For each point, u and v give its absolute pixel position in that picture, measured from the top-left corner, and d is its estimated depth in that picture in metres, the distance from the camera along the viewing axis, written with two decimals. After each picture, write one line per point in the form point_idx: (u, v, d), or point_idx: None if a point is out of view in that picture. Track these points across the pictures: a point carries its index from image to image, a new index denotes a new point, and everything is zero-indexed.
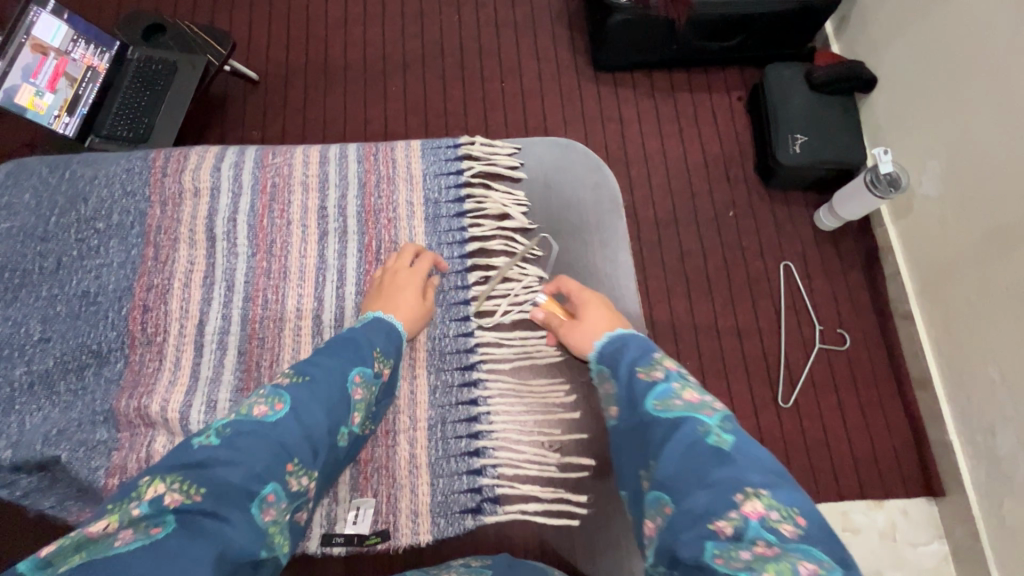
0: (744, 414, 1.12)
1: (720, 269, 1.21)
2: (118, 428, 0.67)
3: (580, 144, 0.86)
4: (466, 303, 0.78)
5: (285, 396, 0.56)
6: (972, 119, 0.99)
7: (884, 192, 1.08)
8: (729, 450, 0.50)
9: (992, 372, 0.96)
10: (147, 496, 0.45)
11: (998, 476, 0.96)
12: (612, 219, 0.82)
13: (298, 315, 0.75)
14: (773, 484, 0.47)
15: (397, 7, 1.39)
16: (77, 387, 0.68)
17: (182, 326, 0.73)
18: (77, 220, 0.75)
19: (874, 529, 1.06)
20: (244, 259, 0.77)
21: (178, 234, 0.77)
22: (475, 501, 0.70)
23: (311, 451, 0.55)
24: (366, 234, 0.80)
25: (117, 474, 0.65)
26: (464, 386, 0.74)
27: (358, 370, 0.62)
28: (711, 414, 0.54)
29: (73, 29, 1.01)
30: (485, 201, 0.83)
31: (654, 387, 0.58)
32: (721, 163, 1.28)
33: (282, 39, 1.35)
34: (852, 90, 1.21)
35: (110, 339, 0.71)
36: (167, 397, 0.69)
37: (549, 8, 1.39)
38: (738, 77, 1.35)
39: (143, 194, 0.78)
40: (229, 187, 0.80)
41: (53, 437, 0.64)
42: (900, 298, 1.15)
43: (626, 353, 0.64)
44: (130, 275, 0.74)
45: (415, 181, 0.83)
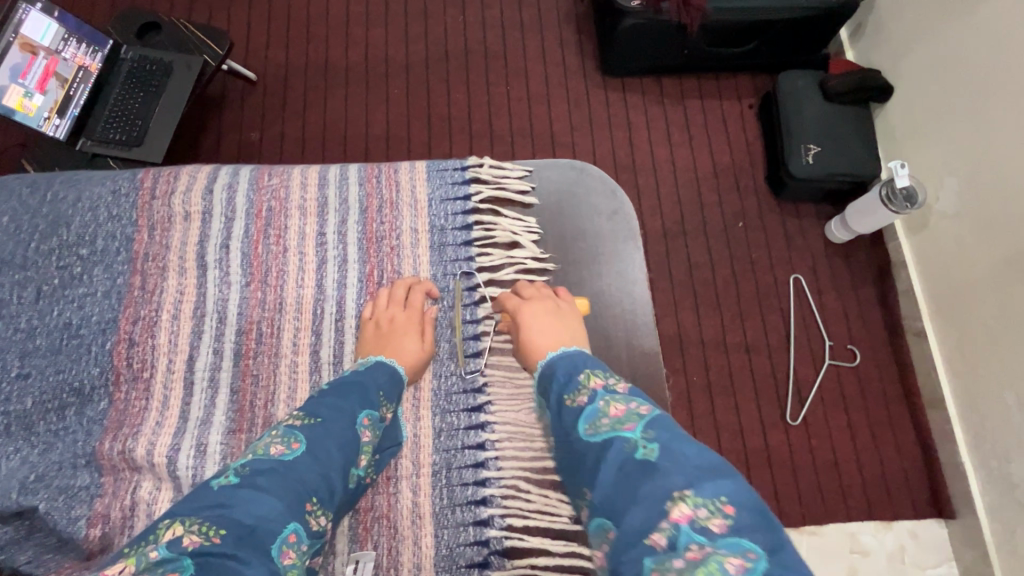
0: (751, 434, 1.09)
1: (729, 283, 1.18)
2: (101, 472, 0.65)
3: (595, 167, 0.83)
4: (476, 339, 0.75)
5: (301, 435, 0.55)
6: (994, 142, 0.96)
7: (900, 207, 1.05)
8: (656, 460, 0.49)
9: (1007, 398, 0.94)
10: (165, 538, 0.43)
11: (1013, 502, 0.94)
12: (628, 251, 0.80)
13: (294, 347, 0.72)
14: (699, 481, 0.46)
15: (400, 7, 1.35)
16: (58, 427, 0.65)
17: (170, 361, 0.70)
18: (59, 246, 0.71)
19: (883, 552, 1.03)
20: (238, 289, 0.74)
21: (167, 262, 0.74)
22: (482, 555, 0.67)
23: (329, 490, 0.54)
24: (367, 263, 0.77)
25: (98, 523, 0.62)
26: (471, 430, 0.71)
27: (366, 414, 0.61)
28: (635, 425, 0.53)
29: (64, 28, 0.97)
30: (495, 228, 0.80)
31: (581, 411, 0.57)
32: (731, 173, 1.25)
33: (281, 39, 1.31)
34: (867, 100, 1.18)
35: (93, 375, 0.68)
36: (153, 439, 0.66)
37: (556, 11, 1.36)
38: (749, 85, 1.31)
39: (131, 218, 0.74)
40: (222, 211, 0.76)
41: (30, 485, 0.61)
42: (913, 315, 1.13)
43: (554, 378, 0.64)
44: (114, 305, 0.71)
45: (420, 207, 0.80)
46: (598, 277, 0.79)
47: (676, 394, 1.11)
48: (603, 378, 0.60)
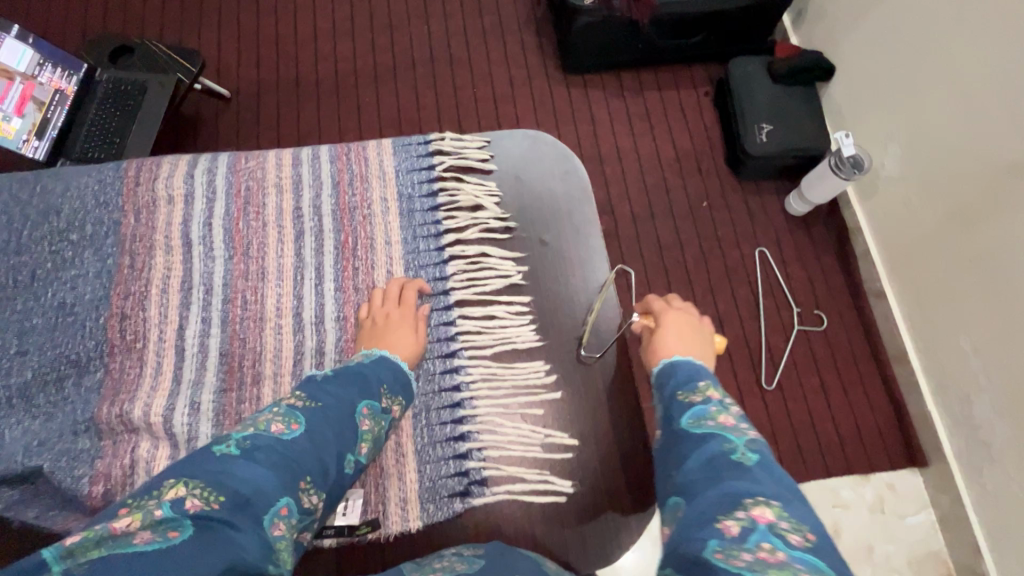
0: (729, 398, 1.14)
1: (698, 258, 1.24)
2: (101, 436, 0.67)
3: (547, 134, 0.88)
4: (445, 293, 0.79)
5: (300, 418, 0.57)
6: (925, 110, 1.03)
7: (848, 173, 1.12)
8: (751, 466, 0.48)
9: (963, 344, 1.01)
10: (168, 497, 0.44)
11: (976, 442, 1.00)
12: (582, 206, 0.85)
13: (278, 311, 0.75)
14: (785, 500, 0.44)
15: (365, 21, 1.40)
16: (57, 398, 0.68)
17: (161, 332, 0.73)
18: (50, 231, 0.74)
19: (863, 503, 1.09)
20: (222, 262, 0.77)
21: (153, 241, 0.76)
22: (463, 485, 0.72)
23: (322, 471, 0.55)
24: (342, 232, 0.80)
25: (101, 481, 0.64)
26: (446, 373, 0.76)
27: (366, 404, 0.63)
28: (742, 434, 0.52)
29: (39, 54, 1.01)
30: (458, 193, 0.84)
31: (691, 407, 0.57)
32: (692, 156, 1.32)
33: (253, 56, 1.36)
34: (811, 79, 1.25)
35: (89, 347, 0.70)
36: (149, 401, 0.69)
37: (515, 16, 1.42)
38: (704, 73, 1.39)
39: (116, 204, 0.77)
40: (203, 192, 0.80)
41: (33, 448, 0.64)
42: (872, 276, 1.19)
43: (673, 376, 0.63)
44: (106, 283, 0.73)
45: (388, 178, 0.84)
46: (557, 236, 0.83)
47: None
48: (721, 394, 0.59)
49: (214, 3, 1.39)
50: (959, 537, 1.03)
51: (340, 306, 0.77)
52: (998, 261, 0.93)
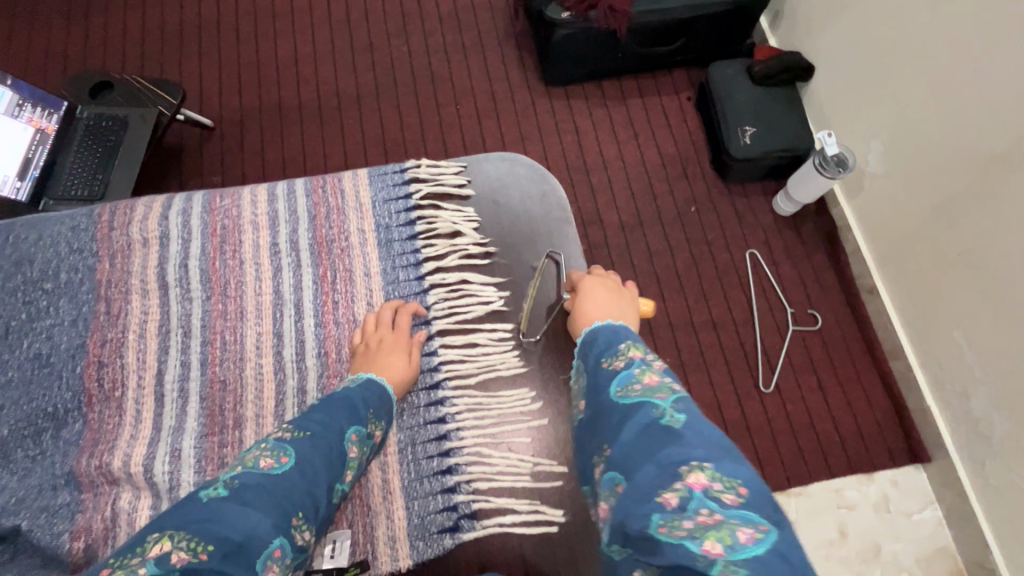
0: (727, 406, 1.13)
1: (688, 264, 1.23)
2: (80, 489, 0.65)
3: (523, 156, 0.88)
4: (427, 323, 0.79)
5: (290, 450, 0.56)
6: (902, 104, 1.04)
7: (834, 172, 1.12)
8: (680, 427, 0.50)
9: (957, 336, 1.00)
10: (152, 554, 0.42)
11: (975, 435, 1.00)
12: (562, 226, 0.85)
13: (258, 352, 0.75)
14: (717, 458, 0.47)
15: (346, 42, 1.41)
16: (35, 453, 0.66)
17: (140, 378, 0.72)
18: (24, 283, 0.73)
19: (868, 503, 1.08)
20: (199, 304, 0.76)
21: (129, 286, 0.76)
22: (452, 520, 0.71)
23: (313, 505, 0.54)
24: (320, 266, 0.80)
25: (82, 536, 0.63)
26: (431, 406, 0.75)
27: (352, 430, 0.62)
28: (666, 395, 0.54)
29: (18, 94, 1.01)
30: (436, 221, 0.84)
31: (616, 374, 0.59)
32: (677, 162, 1.32)
33: (234, 85, 1.36)
34: (790, 80, 1.26)
35: (66, 400, 0.69)
36: (129, 451, 0.67)
37: (495, 31, 1.43)
38: (685, 78, 1.39)
39: (91, 250, 0.77)
40: (178, 234, 0.79)
41: (11, 506, 0.62)
42: (864, 273, 1.18)
43: (594, 344, 0.66)
44: (82, 331, 0.73)
45: (365, 209, 0.84)
46: (537, 256, 0.83)
47: None
48: (642, 353, 0.62)
49: (194, 34, 1.39)
50: (966, 532, 1.02)
51: (321, 342, 0.76)
52: (978, 239, 0.94)
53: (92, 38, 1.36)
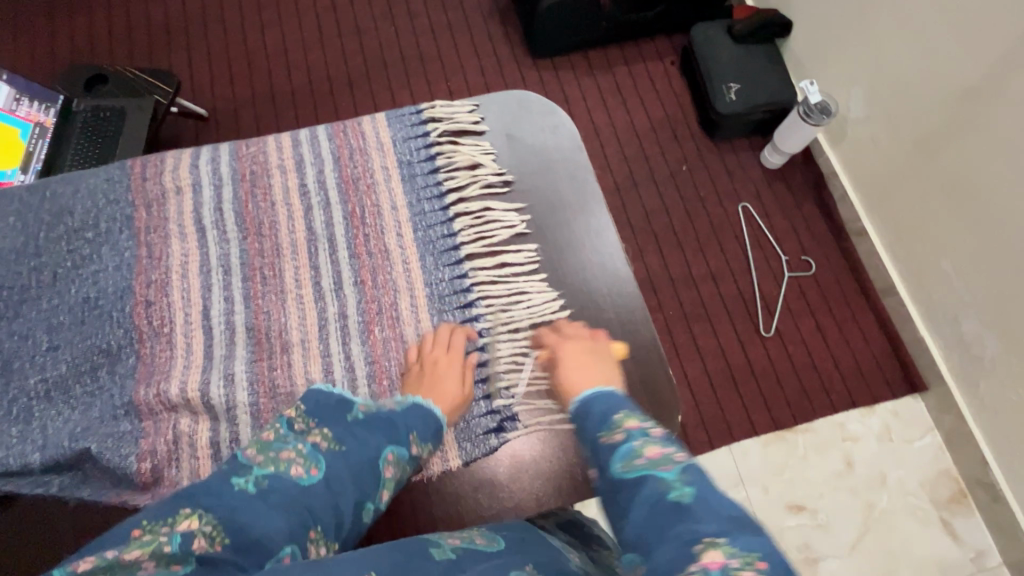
0: (731, 351, 1.17)
1: (684, 221, 1.27)
2: (141, 418, 0.64)
3: (532, 93, 0.84)
4: (455, 249, 0.76)
5: (322, 463, 0.52)
6: (875, 49, 1.09)
7: (818, 119, 1.17)
8: (691, 504, 0.41)
9: (945, 266, 1.05)
10: (180, 528, 0.41)
11: (969, 358, 1.05)
12: (576, 156, 0.80)
13: (298, 285, 0.72)
14: (732, 531, 0.40)
15: (333, 29, 1.42)
16: (93, 388, 0.65)
17: (187, 314, 0.69)
18: (66, 232, 0.71)
19: (872, 434, 1.13)
20: (236, 243, 0.73)
21: (168, 230, 0.73)
22: (496, 421, 0.68)
23: (336, 520, 0.49)
24: (349, 203, 0.77)
25: (148, 458, 0.63)
26: (464, 322, 0.72)
27: (392, 449, 0.56)
28: (676, 462, 0.45)
29: (15, 89, 1.01)
30: (455, 154, 0.80)
31: (615, 449, 0.49)
32: (667, 124, 1.35)
33: (225, 75, 1.37)
34: (770, 38, 1.30)
35: (118, 337, 0.67)
36: (184, 377, 0.66)
37: (480, 8, 1.45)
38: (668, 44, 1.43)
39: (127, 200, 0.74)
40: (209, 180, 0.76)
41: (78, 433, 0.62)
42: (853, 218, 1.23)
43: (589, 416, 0.54)
44: (126, 274, 0.70)
45: (386, 148, 0.80)
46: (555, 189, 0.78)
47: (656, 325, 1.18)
48: (639, 420, 0.51)
49: (181, 28, 1.40)
50: (967, 452, 1.08)
51: (357, 272, 0.73)
52: (964, 166, 0.98)
53: (80, 36, 1.36)
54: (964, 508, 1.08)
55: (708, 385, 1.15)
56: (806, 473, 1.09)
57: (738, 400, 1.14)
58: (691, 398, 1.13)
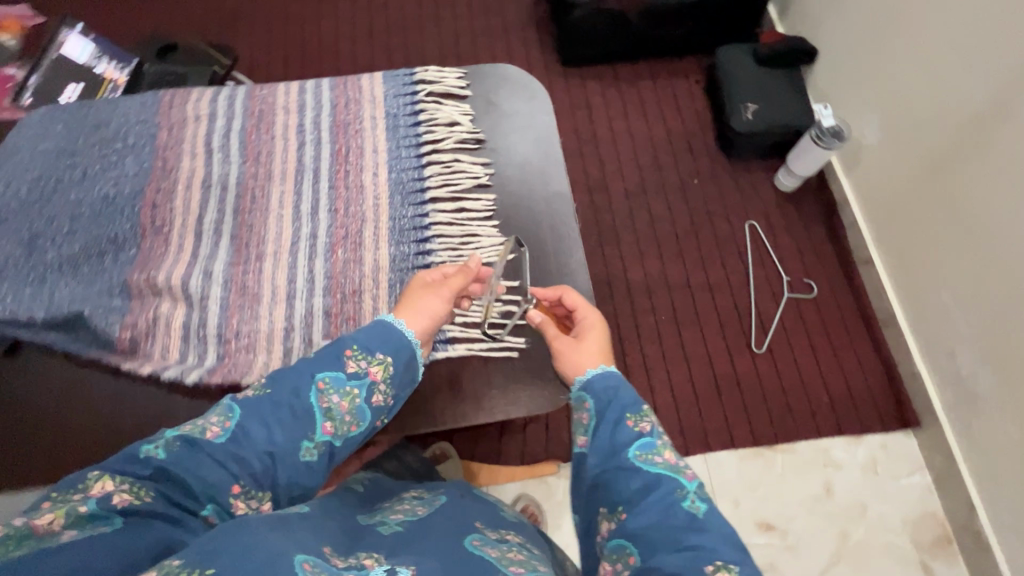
0: (719, 361, 1.18)
1: (689, 231, 1.29)
2: (130, 297, 0.69)
3: (513, 67, 0.86)
4: (421, 191, 0.77)
5: (238, 413, 0.50)
6: (892, 76, 1.10)
7: (830, 143, 1.18)
8: (705, 519, 0.46)
9: (944, 297, 1.03)
10: (94, 492, 0.42)
11: (963, 395, 1.01)
12: (545, 125, 0.82)
13: (282, 207, 0.76)
14: (742, 558, 0.44)
15: (382, 24, 1.54)
16: (97, 269, 0.69)
17: (184, 220, 0.74)
18: (100, 140, 0.76)
19: (855, 464, 1.10)
20: (237, 167, 0.78)
21: (181, 149, 0.77)
22: None
23: (264, 467, 0.48)
24: (337, 143, 0.79)
25: (129, 328, 0.67)
26: (419, 256, 0.74)
27: (322, 376, 0.54)
28: (691, 477, 0.49)
29: (99, 49, 1.19)
30: (437, 113, 0.82)
31: (639, 437, 0.52)
32: (684, 138, 1.39)
33: (279, 56, 1.50)
34: (794, 62, 1.32)
35: (124, 230, 0.72)
36: (174, 268, 0.70)
37: (518, 16, 1.54)
38: (695, 63, 1.47)
39: (154, 120, 0.79)
40: (223, 113, 0.80)
41: (77, 297, 0.67)
42: (860, 244, 1.22)
43: (617, 395, 0.56)
44: (141, 181, 0.75)
45: (377, 101, 0.82)
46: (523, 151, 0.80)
47: (645, 326, 1.20)
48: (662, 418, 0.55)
49: (249, 12, 1.56)
50: (955, 494, 1.03)
51: (333, 200, 0.76)
52: (971, 204, 0.97)
53: (163, 13, 1.54)
54: (948, 553, 1.03)
55: (691, 392, 1.15)
56: (781, 492, 1.08)
57: (719, 409, 1.14)
58: (671, 405, 1.13)
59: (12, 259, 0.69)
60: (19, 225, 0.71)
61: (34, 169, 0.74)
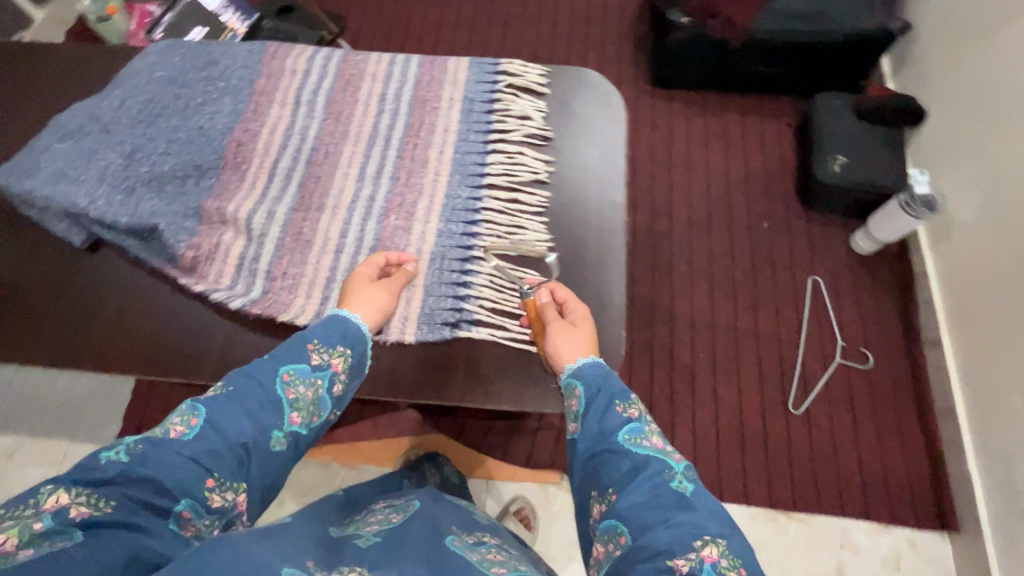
0: (749, 412, 1.13)
1: (746, 274, 1.25)
2: (200, 222, 0.75)
3: (596, 72, 0.86)
4: (479, 176, 0.79)
5: (203, 411, 0.51)
6: (1000, 156, 1.01)
7: (919, 212, 1.10)
8: (692, 497, 0.49)
9: (1014, 401, 0.94)
10: (48, 507, 0.39)
11: (1015, 510, 0.92)
12: (613, 134, 0.81)
13: (350, 167, 0.80)
14: (727, 534, 0.47)
15: (484, 17, 1.58)
16: (177, 190, 0.76)
17: (262, 162, 0.79)
18: (207, 77, 0.83)
19: (877, 553, 1.02)
20: (318, 122, 0.83)
21: (273, 97, 0.83)
22: (455, 318, 0.72)
23: (236, 458, 0.50)
24: (412, 116, 0.83)
25: (193, 248, 0.72)
26: (464, 236, 0.76)
27: (285, 370, 0.58)
28: (678, 459, 0.53)
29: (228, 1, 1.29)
30: (511, 105, 0.83)
31: (628, 422, 0.56)
32: (762, 179, 1.34)
33: (382, 32, 1.58)
34: (898, 122, 1.24)
35: (208, 158, 0.78)
36: (244, 203, 0.76)
37: (617, 30, 1.54)
38: (789, 106, 1.42)
39: (256, 68, 0.85)
40: (317, 71, 0.86)
41: (154, 212, 0.73)
42: (931, 325, 1.14)
43: (606, 384, 0.61)
44: (232, 119, 0.81)
45: (459, 84, 0.85)
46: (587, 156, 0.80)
47: (680, 361, 1.17)
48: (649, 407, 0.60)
49: None
50: None
51: (396, 169, 0.80)
52: None
53: None
54: None
55: (712, 437, 1.11)
56: (789, 561, 1.01)
57: (738, 459, 1.09)
58: (688, 445, 1.10)
59: (110, 166, 0.75)
60: (121, 136, 0.77)
61: (145, 91, 0.80)
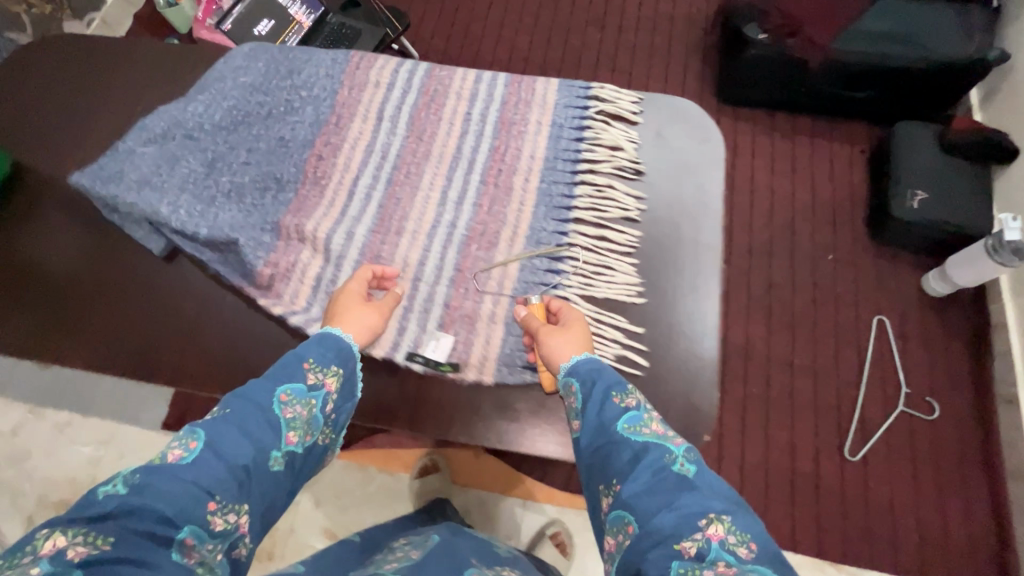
0: (803, 455, 1.08)
1: (808, 308, 1.19)
2: (278, 237, 0.74)
3: (692, 103, 0.81)
4: (567, 209, 0.77)
5: (201, 433, 0.47)
6: None
7: (1005, 259, 1.01)
8: (695, 478, 0.45)
9: None
10: (46, 552, 0.38)
11: None
12: (708, 170, 0.78)
13: (430, 189, 0.78)
14: (734, 510, 0.43)
15: (547, 21, 1.54)
16: (258, 203, 0.76)
17: (342, 176, 0.79)
18: (290, 87, 0.82)
19: None
20: (400, 140, 0.81)
21: (355, 110, 0.82)
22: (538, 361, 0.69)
23: (239, 481, 0.46)
24: (497, 140, 0.81)
25: (271, 266, 0.72)
26: (548, 272, 0.74)
27: (283, 389, 0.54)
28: (678, 442, 0.49)
29: None
30: (603, 133, 0.80)
31: (626, 412, 0.52)
32: (830, 208, 1.28)
33: (443, 31, 1.55)
34: (986, 156, 1.16)
35: (289, 172, 0.78)
36: (322, 221, 0.75)
37: (686, 41, 1.49)
38: (864, 131, 1.34)
39: (339, 79, 0.84)
40: (401, 86, 0.84)
41: (235, 226, 0.73)
42: (1008, 381, 1.08)
43: (601, 376, 0.57)
44: (313, 131, 0.81)
45: (548, 107, 0.82)
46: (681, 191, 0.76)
47: (734, 396, 1.13)
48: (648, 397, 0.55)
49: None
50: None
51: (479, 196, 0.78)
52: None
53: None
54: None
55: (763, 478, 1.07)
56: None
57: (788, 503, 1.05)
58: (738, 485, 1.06)
59: (192, 175, 0.75)
60: (204, 143, 0.77)
61: (229, 97, 0.80)
